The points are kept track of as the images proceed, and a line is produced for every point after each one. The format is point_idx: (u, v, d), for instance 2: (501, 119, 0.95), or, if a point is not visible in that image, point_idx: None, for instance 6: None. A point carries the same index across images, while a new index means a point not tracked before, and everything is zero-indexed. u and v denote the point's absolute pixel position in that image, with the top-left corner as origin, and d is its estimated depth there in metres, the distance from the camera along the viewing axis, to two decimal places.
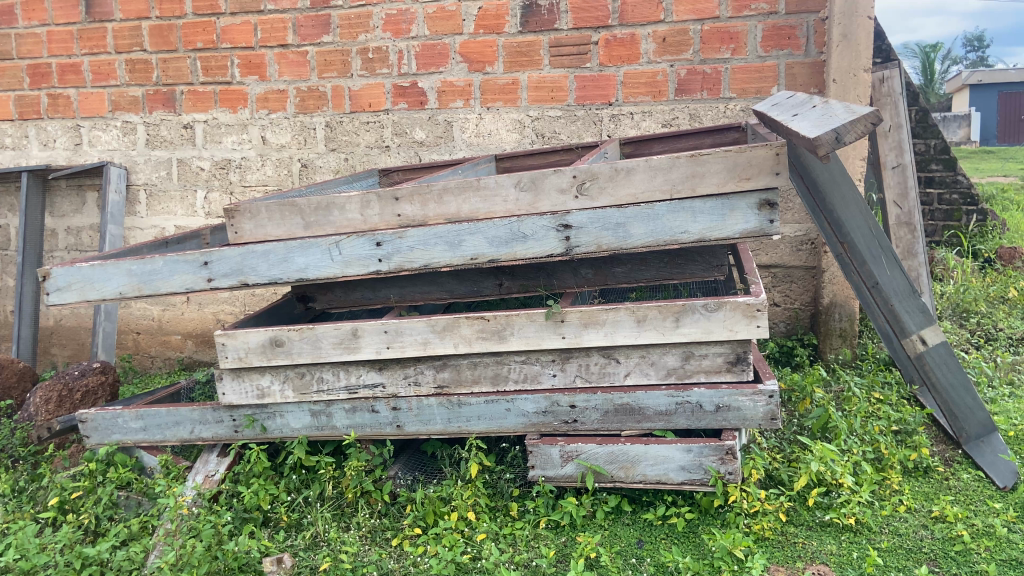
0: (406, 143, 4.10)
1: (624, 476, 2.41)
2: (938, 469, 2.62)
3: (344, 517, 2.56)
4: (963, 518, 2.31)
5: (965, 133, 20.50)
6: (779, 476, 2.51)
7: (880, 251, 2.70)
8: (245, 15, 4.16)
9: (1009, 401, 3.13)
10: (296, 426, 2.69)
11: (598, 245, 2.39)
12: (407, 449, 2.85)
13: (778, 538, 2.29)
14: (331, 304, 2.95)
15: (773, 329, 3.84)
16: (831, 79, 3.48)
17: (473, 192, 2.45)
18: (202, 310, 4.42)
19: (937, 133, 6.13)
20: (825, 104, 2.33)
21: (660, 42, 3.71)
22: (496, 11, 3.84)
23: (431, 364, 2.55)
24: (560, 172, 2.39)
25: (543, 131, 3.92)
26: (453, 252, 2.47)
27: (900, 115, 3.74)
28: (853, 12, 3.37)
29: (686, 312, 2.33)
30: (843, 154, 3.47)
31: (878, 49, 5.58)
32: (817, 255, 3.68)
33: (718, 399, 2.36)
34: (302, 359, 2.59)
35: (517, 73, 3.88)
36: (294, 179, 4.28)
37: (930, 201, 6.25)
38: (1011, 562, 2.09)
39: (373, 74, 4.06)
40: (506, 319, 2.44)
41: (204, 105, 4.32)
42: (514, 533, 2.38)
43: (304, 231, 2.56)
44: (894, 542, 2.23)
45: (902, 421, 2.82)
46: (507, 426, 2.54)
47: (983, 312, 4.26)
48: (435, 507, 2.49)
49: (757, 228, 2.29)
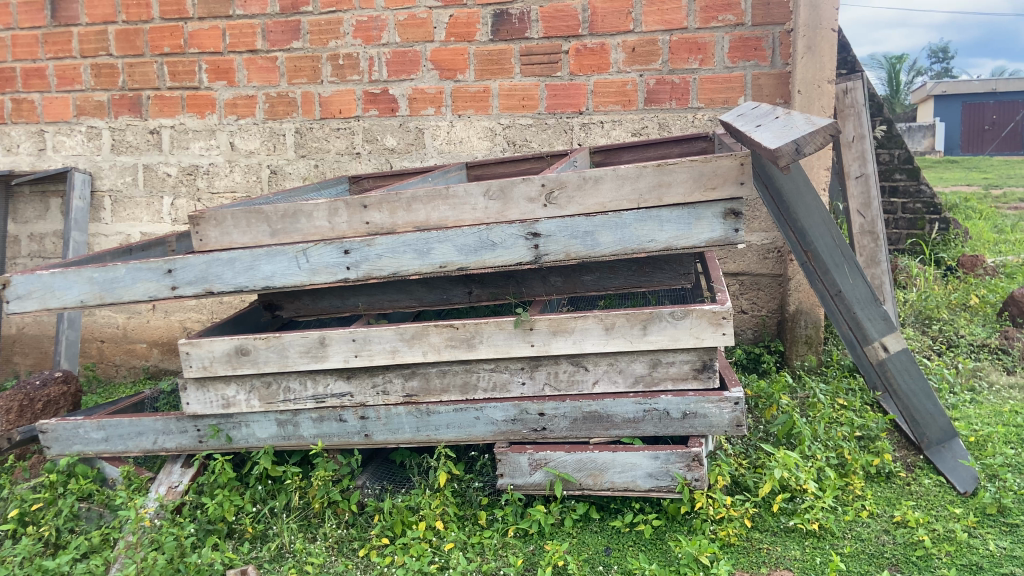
0: (377, 150, 4.09)
1: (593, 483, 2.41)
2: (899, 474, 2.66)
3: (310, 528, 2.54)
4: (924, 522, 2.34)
5: (929, 143, 20.89)
6: (744, 482, 2.54)
7: (843, 259, 2.74)
8: (213, 20, 4.12)
9: (970, 407, 3.19)
10: (262, 436, 2.66)
11: (566, 253, 2.40)
12: (376, 458, 2.83)
13: (743, 544, 2.31)
14: (298, 311, 2.93)
15: (741, 336, 3.89)
16: (795, 90, 3.53)
17: (442, 200, 2.45)
18: (168, 318, 4.36)
19: (900, 143, 6.28)
20: (787, 115, 2.36)
21: (629, 51, 3.74)
22: (466, 19, 3.85)
23: (400, 373, 2.54)
24: (528, 181, 2.40)
25: (514, 139, 3.93)
26: (421, 260, 2.46)
27: (862, 127, 3.78)
28: (817, 25, 3.42)
29: (653, 320, 2.34)
30: (808, 164, 3.52)
31: (843, 60, 5.69)
32: (784, 263, 3.73)
33: (685, 406, 2.38)
34: (268, 368, 2.57)
35: (488, 81, 3.89)
36: (263, 186, 4.24)
37: (894, 210, 6.37)
38: (971, 568, 2.13)
39: (344, 80, 4.04)
40: (475, 327, 2.44)
41: (171, 110, 4.27)
42: (482, 542, 2.38)
43: (270, 238, 2.54)
44: (856, 547, 2.26)
45: (865, 427, 2.85)
46: (475, 435, 2.53)
47: (945, 319, 4.34)
48: (402, 517, 2.47)
49: (722, 237, 2.32)
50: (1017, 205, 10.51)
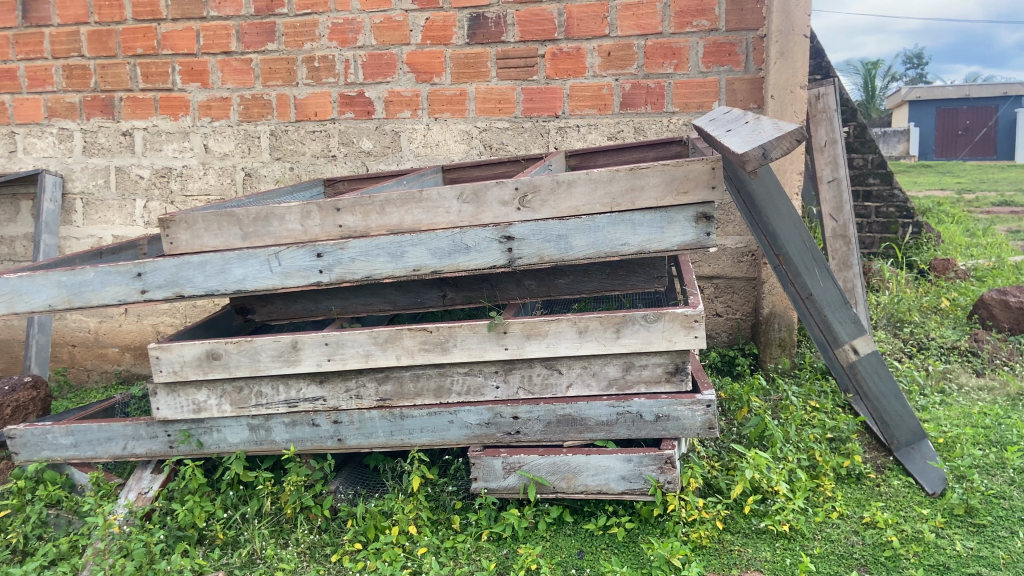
0: (353, 153, 4.07)
1: (566, 487, 2.41)
2: (869, 475, 2.68)
3: (282, 533, 2.52)
4: (893, 523, 2.37)
5: (904, 148, 21.13)
6: (717, 485, 2.55)
7: (814, 263, 2.78)
8: (187, 21, 4.08)
9: (940, 408, 3.23)
10: (233, 441, 2.63)
11: (540, 257, 2.40)
12: (349, 463, 2.82)
13: (715, 546, 2.32)
14: (271, 315, 2.92)
15: (715, 339, 3.91)
16: (769, 95, 3.56)
17: (416, 204, 2.44)
18: (140, 322, 4.31)
19: (873, 148, 6.36)
20: (756, 120, 2.38)
21: (605, 56, 3.76)
22: (443, 22, 3.85)
23: (373, 377, 2.52)
24: (502, 185, 2.40)
25: (491, 143, 3.93)
26: (395, 263, 2.45)
27: (834, 131, 3.84)
28: (790, 31, 3.46)
29: (626, 323, 2.35)
30: (781, 168, 3.55)
31: (816, 66, 5.76)
32: (758, 267, 3.76)
33: (657, 409, 2.39)
34: (240, 372, 2.54)
35: (464, 84, 3.89)
36: (238, 189, 4.21)
37: (867, 214, 6.44)
38: (938, 568, 2.15)
39: (319, 83, 4.02)
40: (449, 331, 2.43)
41: (144, 112, 4.23)
42: (455, 546, 2.37)
43: (242, 241, 2.52)
44: (826, 548, 2.28)
45: (836, 429, 2.88)
46: (449, 439, 2.52)
47: (916, 322, 4.40)
48: (375, 522, 2.45)
49: (694, 241, 2.33)
50: (989, 209, 10.67)
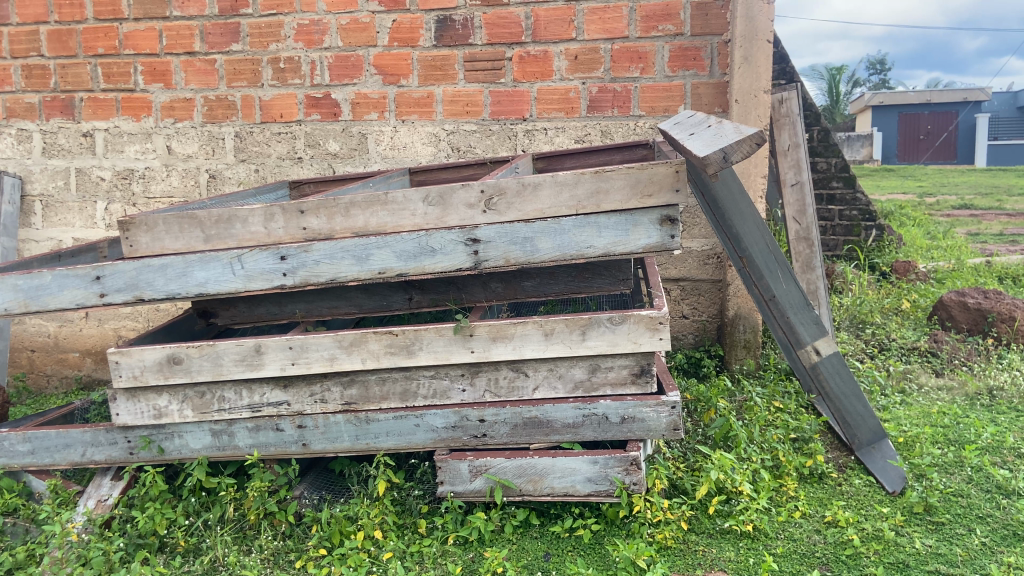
0: (319, 155, 4.04)
1: (533, 489, 2.42)
2: (831, 475, 2.72)
3: (245, 540, 2.48)
4: (854, 522, 2.40)
5: (868, 152, 21.48)
6: (682, 486, 2.57)
7: (777, 265, 2.80)
8: (149, 21, 4.02)
9: (900, 408, 3.29)
10: (195, 447, 2.60)
11: (506, 259, 2.40)
12: (315, 468, 2.80)
13: (679, 546, 2.33)
14: (234, 319, 2.88)
15: (682, 341, 3.95)
16: (733, 99, 3.60)
17: (381, 206, 2.43)
18: (102, 326, 4.24)
19: (836, 152, 6.46)
20: (718, 124, 2.40)
21: (572, 59, 3.77)
22: (410, 24, 3.83)
23: (338, 381, 2.50)
24: (467, 187, 2.39)
25: (458, 145, 3.93)
26: (360, 266, 2.43)
27: (797, 136, 3.90)
28: (753, 36, 3.49)
29: (592, 325, 2.36)
30: (745, 171, 3.59)
31: (781, 71, 5.84)
32: (723, 269, 3.80)
33: (623, 411, 2.40)
34: (202, 377, 2.51)
35: (432, 87, 3.88)
36: (201, 190, 4.16)
37: (831, 217, 6.54)
38: (898, 565, 2.18)
39: (285, 84, 3.99)
40: (415, 334, 2.42)
41: (105, 113, 4.16)
42: (421, 550, 2.36)
43: (204, 244, 2.48)
44: (789, 547, 2.30)
45: (799, 429, 2.92)
46: (415, 442, 2.51)
47: (878, 323, 4.48)
48: (340, 527, 2.43)
49: (659, 244, 2.34)
50: (949, 212, 10.87)
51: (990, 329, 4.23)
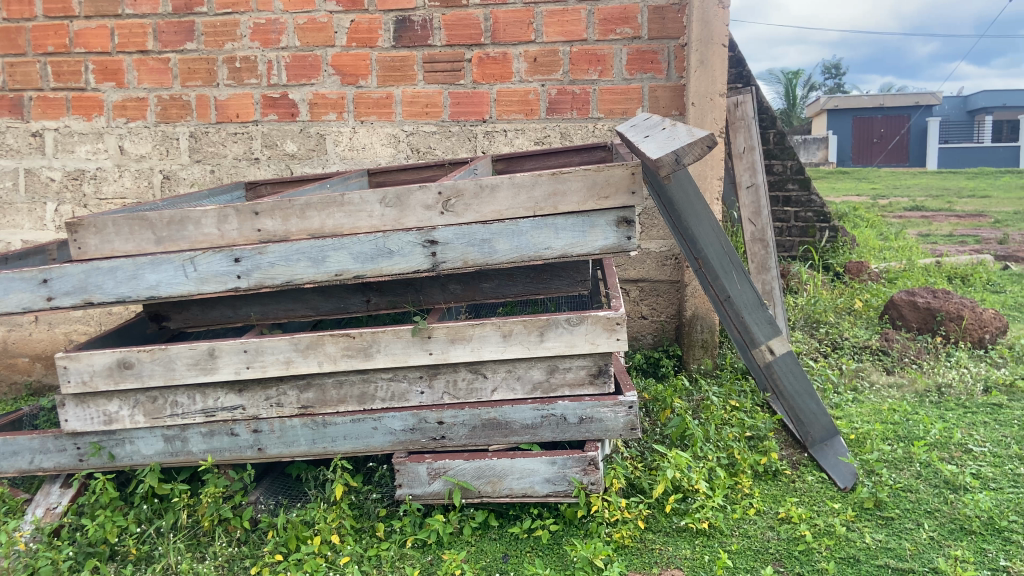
0: (276, 156, 3.99)
1: (491, 491, 2.41)
2: (785, 471, 2.77)
3: (198, 547, 2.44)
4: (806, 518, 2.45)
5: (824, 155, 21.89)
6: (640, 485, 2.60)
7: (732, 266, 2.83)
8: (101, 19, 3.94)
9: (852, 405, 3.37)
10: (147, 453, 2.54)
11: (464, 260, 2.40)
12: (271, 473, 2.76)
13: (637, 545, 2.35)
14: (187, 323, 2.83)
15: (641, 341, 3.99)
16: (690, 102, 3.63)
17: (337, 207, 2.40)
18: (52, 330, 4.13)
19: (792, 155, 6.58)
20: (673, 126, 2.43)
21: (531, 61, 3.78)
22: (368, 25, 3.81)
23: (294, 385, 2.48)
24: (425, 189, 2.38)
25: (418, 146, 3.91)
26: (316, 268, 2.41)
27: (752, 139, 3.96)
28: (709, 40, 3.53)
29: (549, 327, 2.37)
30: (702, 173, 3.64)
31: (737, 75, 5.93)
32: (681, 270, 3.85)
33: (581, 411, 2.41)
34: (153, 382, 2.46)
35: (391, 87, 3.86)
36: (155, 192, 4.08)
37: (787, 219, 6.66)
38: (848, 561, 2.22)
39: (241, 83, 3.93)
40: (372, 336, 2.41)
41: (55, 112, 4.06)
42: (379, 554, 2.34)
43: (155, 246, 2.43)
44: (743, 544, 2.34)
45: (754, 427, 2.98)
46: (373, 445, 2.49)
47: (832, 322, 4.57)
48: (297, 532, 2.39)
49: (616, 245, 2.36)
50: (902, 214, 11.15)
51: (939, 328, 4.34)
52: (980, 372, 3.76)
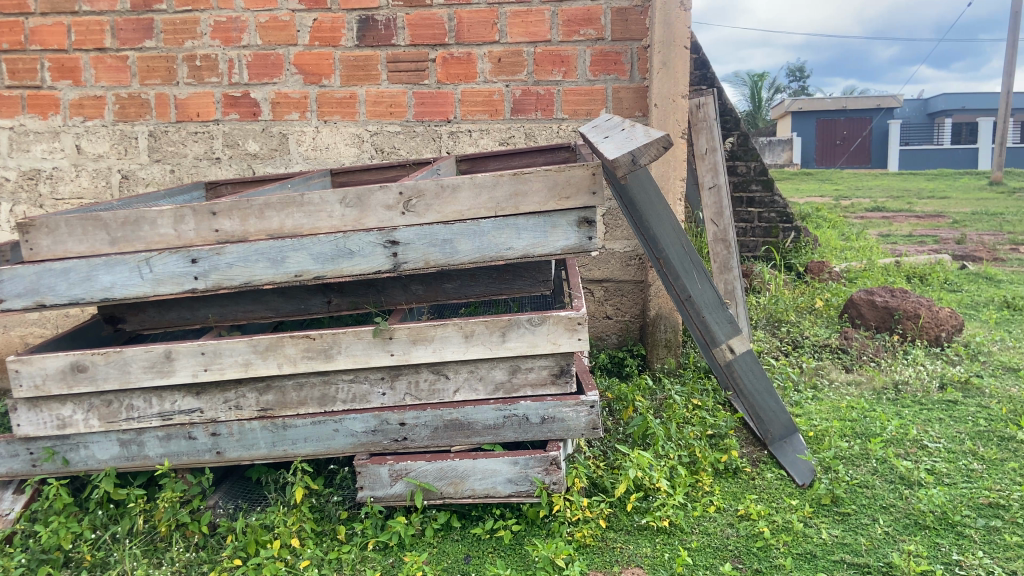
0: (238, 156, 3.94)
1: (453, 492, 2.41)
2: (745, 469, 2.80)
3: (155, 553, 2.39)
4: (765, 515, 2.48)
5: (788, 156, 22.19)
6: (602, 484, 2.61)
7: (692, 265, 2.82)
8: (57, 16, 3.87)
9: (811, 403, 3.42)
10: (102, 458, 2.50)
11: (425, 261, 2.39)
12: (231, 477, 2.73)
13: (598, 544, 2.36)
14: (143, 325, 2.78)
15: (605, 341, 4.02)
16: (652, 103, 3.66)
17: (297, 207, 2.38)
18: (7, 333, 4.04)
19: (755, 156, 6.67)
20: (633, 126, 2.44)
21: (495, 62, 3.78)
22: (331, 23, 3.78)
23: (253, 387, 2.45)
24: (385, 189, 2.36)
25: (382, 146, 3.89)
26: (275, 269, 2.39)
27: (714, 140, 4.00)
28: (671, 42, 3.56)
29: (511, 327, 2.37)
30: (665, 174, 3.67)
31: (701, 77, 5.99)
32: (644, 270, 3.88)
33: (543, 411, 2.41)
34: (108, 385, 2.42)
35: (354, 87, 3.83)
36: (113, 191, 4.00)
37: (751, 219, 6.74)
38: (805, 556, 2.25)
39: (201, 82, 3.88)
40: (333, 337, 2.39)
41: (10, 110, 3.97)
42: (340, 557, 2.32)
43: (109, 247, 2.39)
44: (703, 541, 2.36)
45: (715, 425, 3.02)
46: (334, 448, 2.47)
47: (793, 321, 4.63)
48: (256, 536, 2.36)
49: (576, 245, 2.36)
50: (863, 215, 11.34)
51: (897, 326, 4.41)
52: (936, 369, 3.84)
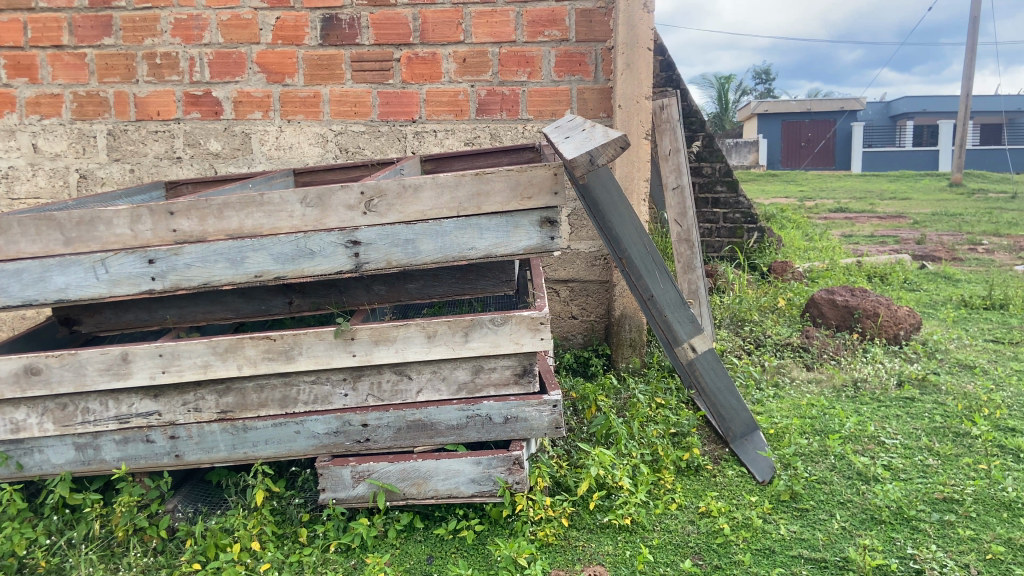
0: (199, 155, 3.89)
1: (416, 492, 2.41)
2: (707, 466, 2.83)
3: (112, 558, 2.35)
4: (725, 511, 2.51)
5: (753, 158, 22.48)
6: (565, 482, 2.62)
7: (654, 265, 2.81)
8: (13, 12, 3.79)
9: (773, 401, 3.47)
10: (57, 462, 2.44)
11: (387, 261, 2.38)
12: (190, 480, 2.69)
13: (561, 543, 2.37)
14: (100, 326, 2.72)
15: (571, 341, 4.04)
16: (616, 105, 3.68)
17: (256, 207, 2.35)
18: None
19: (720, 158, 6.74)
20: (593, 127, 2.46)
21: (460, 62, 3.77)
22: (294, 22, 3.74)
23: (213, 389, 2.42)
24: (347, 189, 2.35)
25: (346, 146, 3.86)
26: (235, 269, 2.36)
27: (677, 141, 4.03)
28: (635, 43, 3.58)
29: (474, 327, 2.37)
30: (629, 175, 3.69)
31: (667, 79, 6.05)
32: (609, 270, 3.90)
33: (506, 411, 2.42)
34: (63, 388, 2.37)
35: (318, 86, 3.80)
36: (71, 191, 3.93)
37: (716, 220, 6.81)
38: (764, 552, 2.29)
39: (161, 80, 3.82)
40: (294, 338, 2.37)
41: None
42: (301, 559, 2.30)
43: (64, 247, 2.34)
44: (664, 538, 2.38)
45: (677, 424, 3.05)
46: (295, 450, 2.45)
47: (756, 320, 4.69)
48: (216, 539, 2.33)
49: (539, 245, 2.37)
50: (826, 216, 11.51)
51: (856, 325, 4.49)
52: (894, 367, 3.91)
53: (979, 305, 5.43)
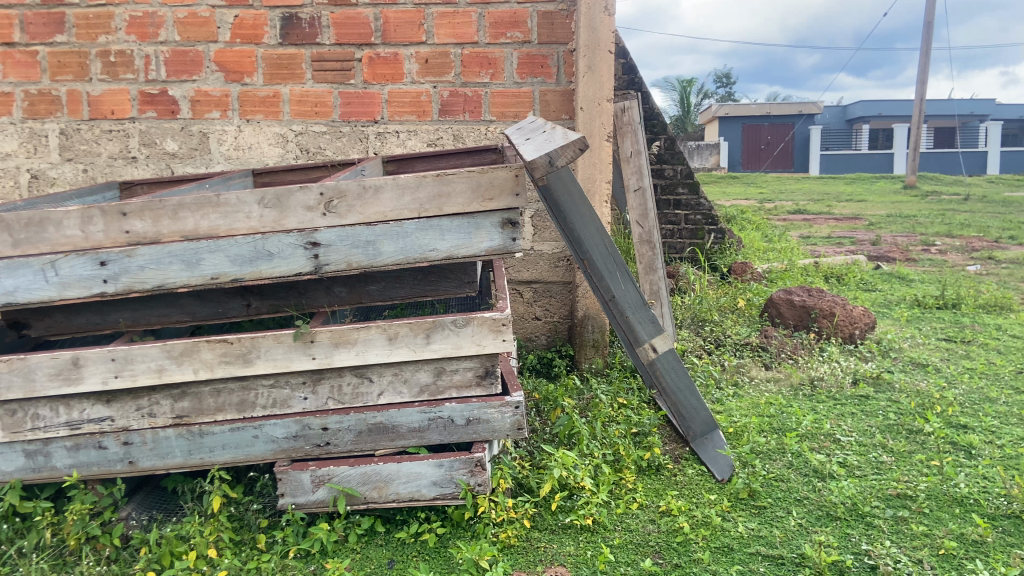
0: (155, 155, 3.81)
1: (377, 496, 2.39)
2: (667, 465, 2.86)
3: (63, 568, 2.28)
4: (685, 510, 2.53)
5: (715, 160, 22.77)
6: (527, 484, 2.62)
7: (615, 266, 2.80)
8: None
9: (732, 400, 3.51)
10: (6, 470, 2.38)
11: (347, 263, 2.36)
12: (145, 486, 2.64)
13: (523, 544, 2.36)
14: (50, 330, 2.64)
15: (534, 342, 4.04)
16: (578, 107, 3.69)
17: (212, 209, 2.31)
18: None
19: (682, 160, 6.81)
20: (553, 129, 2.46)
21: (423, 62, 3.75)
22: (253, 20, 3.69)
23: (168, 394, 2.37)
24: (306, 189, 2.32)
25: (307, 147, 3.82)
26: (190, 271, 2.32)
27: (638, 143, 4.06)
28: (596, 46, 3.60)
29: (435, 328, 2.35)
30: (591, 176, 3.71)
31: (629, 81, 6.09)
32: (572, 271, 3.91)
33: (468, 413, 2.41)
34: (12, 394, 2.30)
35: (278, 86, 3.75)
36: (22, 192, 3.85)
37: (678, 221, 6.87)
38: (723, 549, 2.31)
39: (116, 79, 3.74)
40: (252, 341, 2.33)
41: None
42: (259, 566, 2.26)
43: (12, 249, 2.28)
44: (624, 538, 2.39)
45: (639, 424, 3.07)
46: (254, 454, 2.41)
47: (716, 320, 4.75)
48: (171, 547, 2.28)
49: (500, 246, 2.37)
50: (785, 218, 11.69)
51: (813, 324, 4.56)
52: (849, 366, 3.98)
53: (932, 304, 5.56)
